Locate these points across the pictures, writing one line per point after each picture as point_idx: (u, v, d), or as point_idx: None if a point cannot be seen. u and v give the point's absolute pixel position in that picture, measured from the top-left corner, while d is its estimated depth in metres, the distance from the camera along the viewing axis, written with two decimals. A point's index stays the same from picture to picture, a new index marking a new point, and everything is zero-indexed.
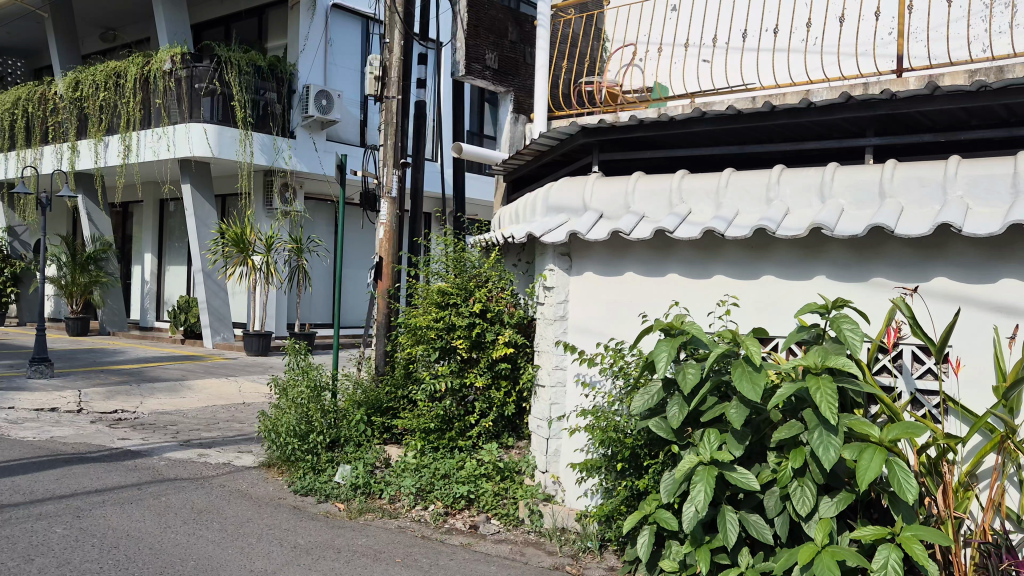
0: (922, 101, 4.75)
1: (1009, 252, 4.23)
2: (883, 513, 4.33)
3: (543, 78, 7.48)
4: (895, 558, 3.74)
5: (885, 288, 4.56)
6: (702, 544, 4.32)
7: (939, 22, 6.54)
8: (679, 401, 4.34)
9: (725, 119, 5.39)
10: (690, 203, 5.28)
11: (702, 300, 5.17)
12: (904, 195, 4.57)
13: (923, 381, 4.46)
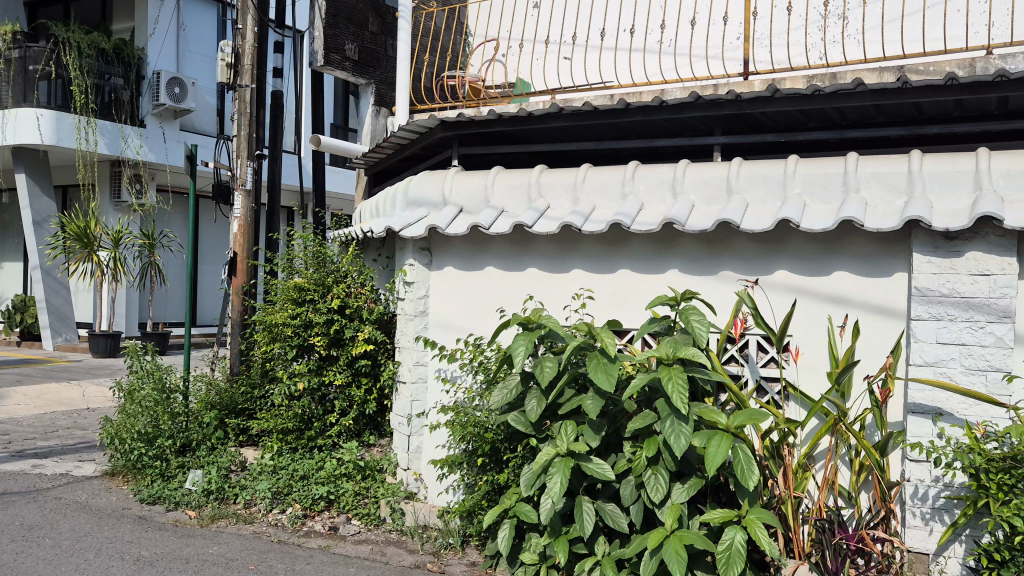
0: (763, 102, 5.00)
1: (842, 246, 4.51)
2: (730, 496, 4.53)
3: (404, 70, 7.40)
4: (740, 539, 3.91)
5: (731, 281, 4.77)
6: (560, 534, 4.40)
7: (781, 30, 6.90)
8: (538, 395, 4.41)
9: (582, 116, 5.49)
10: (548, 198, 5.34)
11: (560, 294, 5.25)
12: (749, 192, 4.74)
13: (766, 369, 4.71)
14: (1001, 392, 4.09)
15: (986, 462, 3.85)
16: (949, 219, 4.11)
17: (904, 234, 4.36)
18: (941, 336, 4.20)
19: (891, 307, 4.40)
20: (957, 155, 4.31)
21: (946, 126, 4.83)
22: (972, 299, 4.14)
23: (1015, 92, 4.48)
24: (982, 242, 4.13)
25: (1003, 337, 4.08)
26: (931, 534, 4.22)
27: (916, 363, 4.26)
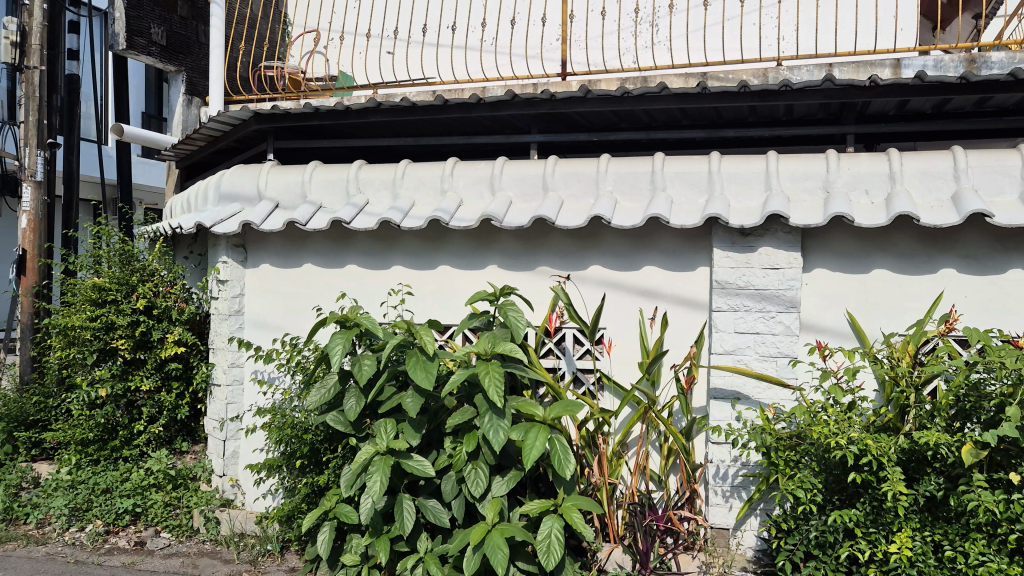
0: (576, 103, 5.14)
1: (649, 242, 4.73)
2: (549, 486, 4.67)
3: (219, 58, 7.02)
4: (558, 528, 4.02)
5: (547, 276, 4.91)
6: (382, 534, 4.36)
7: (596, 35, 7.19)
8: (356, 393, 4.36)
9: (400, 111, 5.43)
10: (367, 193, 5.26)
11: (381, 291, 5.21)
12: (563, 189, 4.89)
13: (582, 361, 4.87)
14: (789, 375, 4.45)
15: (775, 440, 4.20)
16: (744, 217, 4.41)
17: (704, 230, 4.63)
18: (738, 326, 4.52)
19: (694, 299, 4.68)
20: (750, 157, 4.63)
21: (740, 130, 5.21)
22: (764, 291, 4.47)
23: (798, 100, 4.89)
24: (772, 238, 4.45)
25: (790, 326, 4.44)
26: (730, 510, 4.54)
27: (717, 351, 4.56)
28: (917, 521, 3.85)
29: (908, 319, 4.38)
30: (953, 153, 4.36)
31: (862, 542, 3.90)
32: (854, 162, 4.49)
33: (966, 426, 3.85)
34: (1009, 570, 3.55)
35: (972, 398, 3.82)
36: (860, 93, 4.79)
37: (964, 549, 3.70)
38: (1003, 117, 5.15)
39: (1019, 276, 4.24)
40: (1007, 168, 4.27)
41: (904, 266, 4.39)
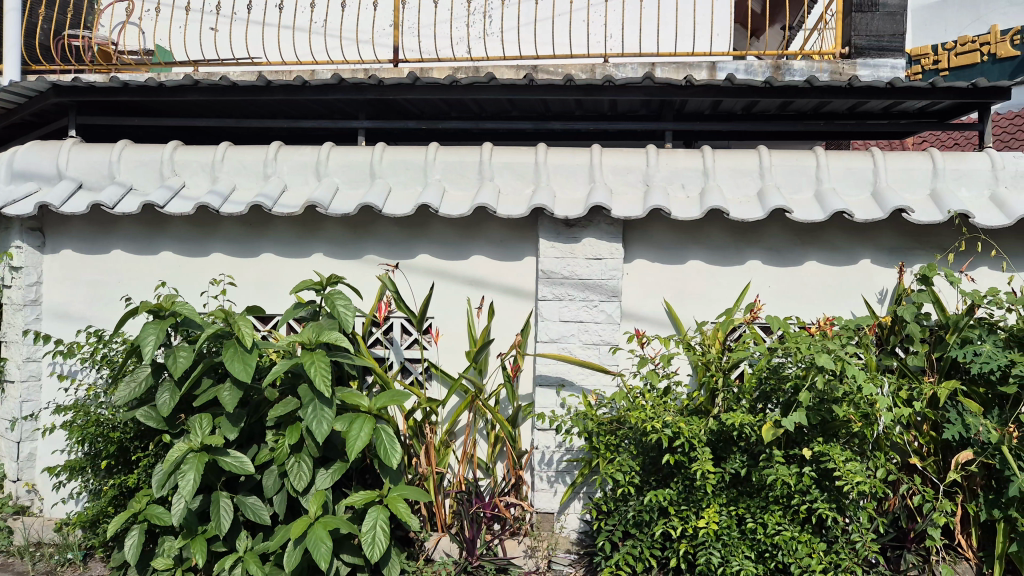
0: (404, 89, 5.06)
1: (477, 232, 4.76)
2: (375, 477, 4.60)
3: (13, 23, 6.40)
4: (383, 519, 3.97)
5: (374, 265, 4.83)
6: (197, 534, 4.13)
7: (428, 23, 7.14)
8: (170, 387, 4.08)
9: (220, 90, 5.15)
10: (183, 175, 4.96)
11: (198, 279, 4.94)
12: (391, 176, 4.81)
13: (410, 351, 4.85)
14: (611, 362, 4.61)
15: (596, 425, 4.32)
16: (568, 208, 4.50)
17: (531, 221, 4.70)
18: (563, 314, 4.63)
19: (520, 289, 4.75)
20: (575, 149, 4.74)
21: (566, 124, 5.34)
22: (587, 281, 4.60)
23: (620, 96, 5.05)
24: (594, 229, 4.58)
25: (612, 315, 4.60)
26: (555, 495, 4.67)
27: (542, 340, 4.65)
28: (724, 497, 4.13)
29: (718, 308, 4.65)
30: (758, 152, 4.67)
31: (675, 519, 4.10)
32: (671, 158, 4.70)
33: (767, 408, 4.16)
34: (801, 538, 3.93)
35: (772, 380, 4.14)
36: (676, 92, 5.01)
37: (763, 520, 4.01)
38: (802, 121, 5.59)
39: (814, 267, 4.62)
40: (805, 168, 4.62)
41: (716, 257, 4.65)
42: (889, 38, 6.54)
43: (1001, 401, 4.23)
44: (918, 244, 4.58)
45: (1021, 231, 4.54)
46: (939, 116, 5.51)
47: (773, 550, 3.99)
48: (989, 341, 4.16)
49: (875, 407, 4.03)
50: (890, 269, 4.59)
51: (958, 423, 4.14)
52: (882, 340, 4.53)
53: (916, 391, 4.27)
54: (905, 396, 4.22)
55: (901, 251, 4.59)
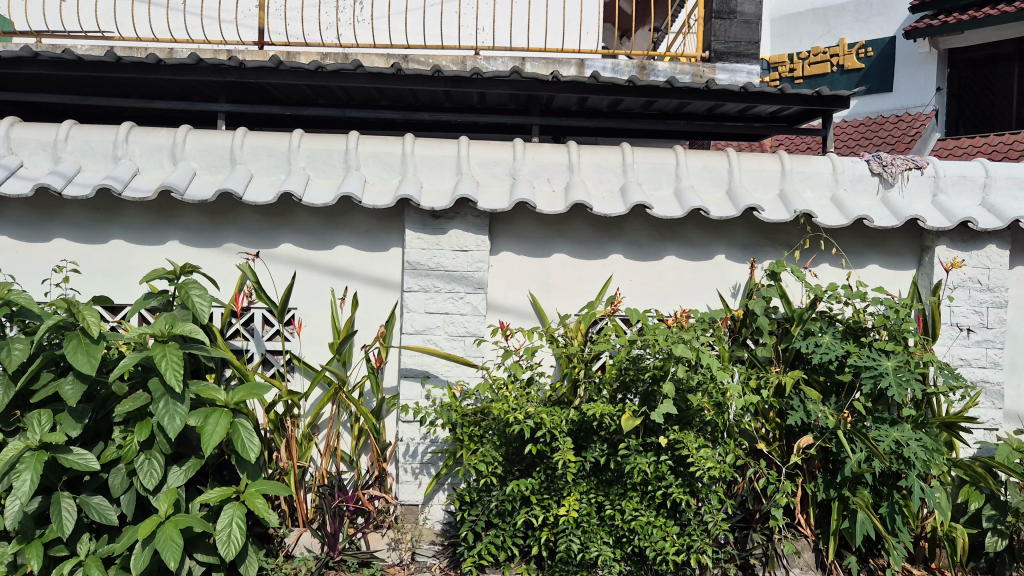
0: (267, 73, 4.89)
1: (342, 221, 4.67)
2: (233, 473, 4.46)
3: None
4: (240, 516, 3.84)
5: (233, 253, 4.66)
6: (33, 539, 3.87)
7: (294, 5, 6.95)
8: (4, 382, 3.83)
9: (64, 65, 4.82)
10: (22, 155, 4.62)
11: (38, 267, 4.62)
12: (253, 163, 4.65)
13: (271, 342, 4.71)
14: (476, 355, 4.63)
15: (460, 417, 4.35)
16: (435, 199, 4.49)
17: (397, 211, 4.66)
18: (428, 306, 4.62)
19: (386, 280, 4.70)
20: (442, 141, 4.71)
21: (434, 115, 5.32)
22: (454, 272, 4.60)
23: (488, 90, 5.07)
24: (461, 221, 4.58)
25: (477, 306, 4.62)
26: (419, 487, 4.64)
27: (408, 332, 4.63)
28: (584, 485, 4.22)
29: (580, 300, 4.76)
30: (622, 149, 4.79)
31: (536, 508, 4.18)
32: (537, 152, 4.75)
33: (625, 397, 4.31)
34: (656, 522, 4.10)
35: (631, 371, 4.27)
36: (543, 87, 5.08)
37: (620, 507, 4.15)
38: (663, 120, 5.79)
39: (672, 262, 4.80)
40: (665, 166, 4.78)
41: (579, 250, 4.75)
42: (745, 44, 6.96)
43: (838, 388, 4.55)
44: (768, 241, 4.84)
45: (857, 230, 4.88)
46: (788, 120, 5.84)
47: (629, 535, 4.14)
48: (828, 333, 4.48)
49: (726, 395, 4.23)
50: (742, 264, 4.83)
51: (801, 409, 4.40)
52: (735, 332, 4.72)
53: (764, 379, 4.50)
54: (754, 384, 4.46)
55: (753, 247, 4.83)
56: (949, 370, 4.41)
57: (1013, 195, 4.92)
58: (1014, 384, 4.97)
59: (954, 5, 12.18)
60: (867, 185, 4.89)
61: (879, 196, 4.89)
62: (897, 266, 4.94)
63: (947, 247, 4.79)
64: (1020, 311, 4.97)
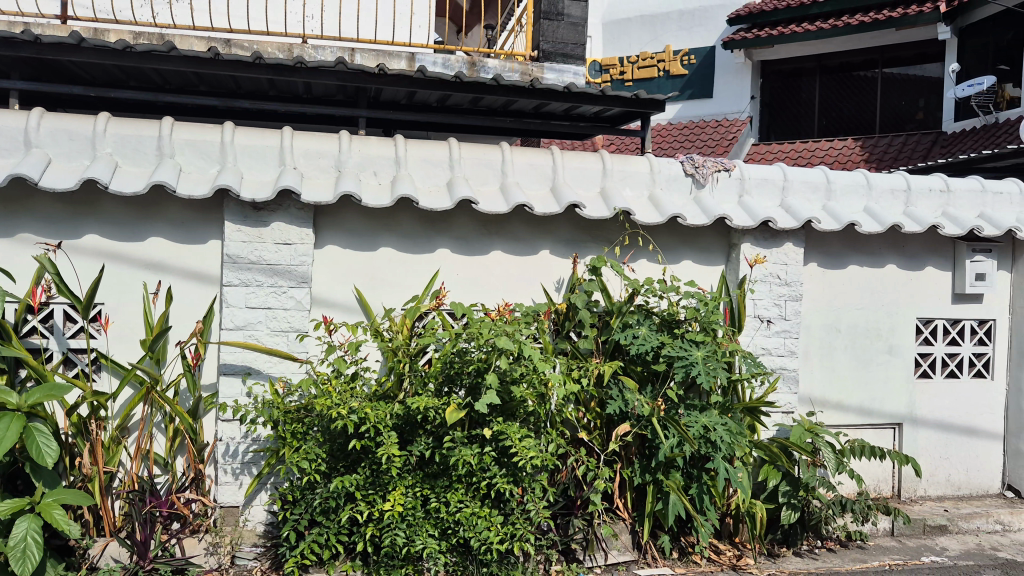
0: (67, 50, 4.55)
1: (156, 212, 4.43)
2: (27, 482, 4.11)
3: None
4: (35, 529, 3.58)
5: (29, 244, 4.31)
6: None
7: None
8: None
9: None
10: None
11: None
12: (51, 147, 4.32)
13: (75, 340, 4.40)
14: (300, 350, 4.53)
15: (282, 414, 4.24)
16: (255, 190, 4.34)
17: (216, 202, 4.47)
18: (249, 301, 4.45)
19: (204, 274, 4.50)
20: (264, 130, 4.57)
21: (256, 104, 5.19)
22: (276, 266, 4.47)
23: (313, 79, 4.98)
24: (284, 214, 4.46)
25: (301, 301, 4.52)
26: (240, 488, 4.48)
27: (227, 327, 4.44)
28: (409, 479, 4.20)
29: (406, 294, 4.75)
30: (449, 144, 4.82)
31: (361, 504, 4.13)
32: (363, 144, 4.70)
33: (451, 390, 4.32)
34: (480, 512, 4.16)
35: (456, 364, 4.28)
36: (370, 79, 5.07)
37: (445, 499, 4.18)
38: (492, 117, 5.91)
39: (499, 256, 4.88)
40: (491, 161, 4.86)
41: (407, 245, 4.74)
42: (570, 46, 7.23)
43: (653, 377, 4.78)
44: (590, 237, 5.02)
45: (671, 227, 5.16)
46: (611, 121, 6.10)
47: (454, 526, 4.19)
48: (644, 325, 4.70)
49: (548, 385, 4.36)
50: (565, 259, 4.99)
51: (619, 399, 4.61)
52: (558, 325, 4.86)
53: (584, 370, 4.62)
54: (575, 374, 4.56)
55: (576, 243, 5.00)
56: (751, 359, 4.76)
57: (807, 197, 5.37)
58: (808, 369, 5.43)
59: (767, 20, 13.18)
60: (680, 185, 5.17)
61: (692, 196, 5.18)
62: (707, 262, 5.25)
63: (751, 245, 5.16)
64: (814, 305, 5.43)
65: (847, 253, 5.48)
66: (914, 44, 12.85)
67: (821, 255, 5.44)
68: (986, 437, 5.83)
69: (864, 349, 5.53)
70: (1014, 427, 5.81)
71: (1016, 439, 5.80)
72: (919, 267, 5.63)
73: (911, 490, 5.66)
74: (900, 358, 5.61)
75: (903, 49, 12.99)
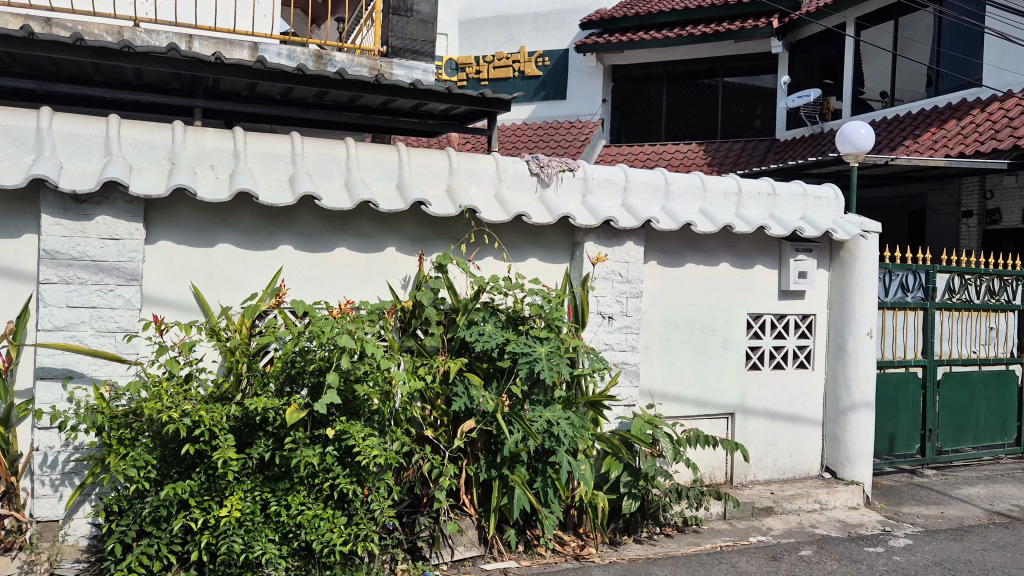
0: None
1: None
2: None
3: None
4: None
5: None
6: None
7: None
8: None
9: None
10: None
11: None
12: None
13: None
14: (127, 351, 4.28)
15: (108, 419, 3.99)
16: (77, 181, 4.06)
17: (33, 194, 4.17)
18: (71, 300, 4.17)
19: (18, 271, 4.17)
20: (87, 118, 4.30)
21: (78, 87, 4.96)
22: (102, 262, 4.21)
23: (143, 66, 4.81)
24: (110, 207, 4.21)
25: (131, 300, 4.27)
26: (60, 500, 4.18)
27: (45, 328, 4.14)
28: (248, 483, 4.07)
29: (246, 291, 4.58)
30: (291, 138, 4.69)
31: (195, 511, 3.95)
32: (199, 136, 4.50)
33: (293, 391, 4.21)
34: (323, 514, 4.08)
35: (298, 363, 4.20)
36: (206, 68, 4.95)
37: (286, 502, 4.06)
38: (337, 111, 5.85)
39: (344, 253, 4.80)
40: (336, 157, 4.78)
41: (246, 241, 4.58)
42: (421, 43, 7.51)
43: (499, 373, 4.83)
44: (436, 234, 5.02)
45: (517, 225, 5.24)
46: (459, 119, 6.16)
47: (296, 530, 4.08)
48: (490, 322, 4.76)
49: (392, 383, 4.33)
50: (411, 257, 4.97)
51: (465, 395, 4.65)
52: (404, 323, 4.82)
53: (429, 367, 4.63)
54: (420, 371, 4.57)
55: (422, 240, 4.99)
56: (594, 354, 4.92)
57: (647, 198, 5.59)
58: (648, 364, 5.65)
59: (617, 27, 13.63)
60: (526, 184, 5.26)
61: (537, 195, 5.28)
62: (552, 259, 5.37)
63: (594, 243, 5.32)
64: (653, 302, 5.66)
65: (683, 252, 5.75)
66: (752, 55, 13.65)
67: (660, 254, 5.67)
68: (809, 423, 6.26)
69: (699, 343, 5.82)
70: (832, 414, 6.28)
71: (833, 424, 6.28)
72: (750, 265, 5.99)
73: (742, 476, 6.01)
74: (732, 351, 5.94)
75: (741, 60, 13.78)
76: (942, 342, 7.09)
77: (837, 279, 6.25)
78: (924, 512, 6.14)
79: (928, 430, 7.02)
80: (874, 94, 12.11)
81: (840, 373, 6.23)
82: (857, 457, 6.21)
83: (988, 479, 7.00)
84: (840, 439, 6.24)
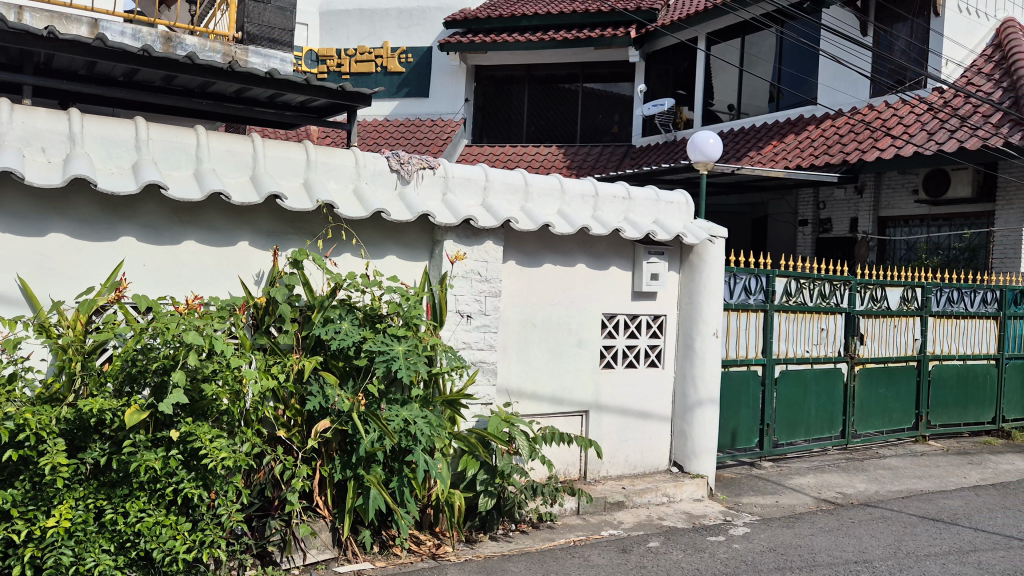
0: None
1: None
2: None
3: None
4: None
5: None
6: None
7: None
8: None
9: None
10: None
11: None
12: None
13: None
14: None
15: None
16: None
17: None
18: None
19: None
20: None
21: None
22: None
23: None
24: None
25: None
26: None
27: None
28: (80, 490, 3.78)
29: (81, 285, 4.28)
30: (134, 123, 4.42)
31: (17, 523, 3.63)
32: (28, 116, 4.17)
33: (133, 391, 3.96)
34: (165, 521, 3.87)
35: (138, 363, 3.94)
36: (36, 42, 4.71)
37: (124, 509, 3.82)
38: (187, 97, 5.62)
39: (191, 247, 4.57)
40: (184, 146, 4.55)
41: (81, 231, 4.28)
42: (277, 31, 7.41)
43: (355, 372, 4.72)
44: (292, 229, 4.87)
45: (376, 222, 5.15)
46: (316, 111, 6.07)
47: (134, 539, 3.84)
48: (346, 320, 4.65)
49: (243, 382, 4.16)
50: (265, 252, 4.79)
51: (319, 395, 4.52)
52: (257, 320, 4.65)
53: (282, 365, 4.48)
54: (272, 370, 4.42)
55: (276, 235, 4.82)
56: (452, 352, 4.93)
57: (506, 198, 5.65)
58: (507, 363, 5.71)
59: (480, 27, 13.74)
60: (385, 180, 5.19)
61: (396, 191, 5.21)
62: (411, 257, 5.31)
63: (453, 242, 5.31)
64: (512, 301, 5.72)
65: (541, 253, 5.85)
66: (611, 63, 14.06)
67: (519, 254, 5.75)
68: (658, 420, 6.51)
69: (556, 342, 5.93)
70: (680, 411, 6.57)
71: (681, 421, 6.56)
72: (605, 267, 6.16)
73: (595, 472, 6.18)
74: (587, 350, 6.08)
75: (601, 66, 14.19)
76: (779, 341, 7.56)
77: (686, 282, 6.52)
78: (760, 501, 6.53)
79: (765, 425, 7.47)
80: (722, 106, 12.78)
81: (687, 371, 6.51)
82: (702, 451, 6.53)
83: (817, 469, 7.53)
84: (687, 434, 6.53)
